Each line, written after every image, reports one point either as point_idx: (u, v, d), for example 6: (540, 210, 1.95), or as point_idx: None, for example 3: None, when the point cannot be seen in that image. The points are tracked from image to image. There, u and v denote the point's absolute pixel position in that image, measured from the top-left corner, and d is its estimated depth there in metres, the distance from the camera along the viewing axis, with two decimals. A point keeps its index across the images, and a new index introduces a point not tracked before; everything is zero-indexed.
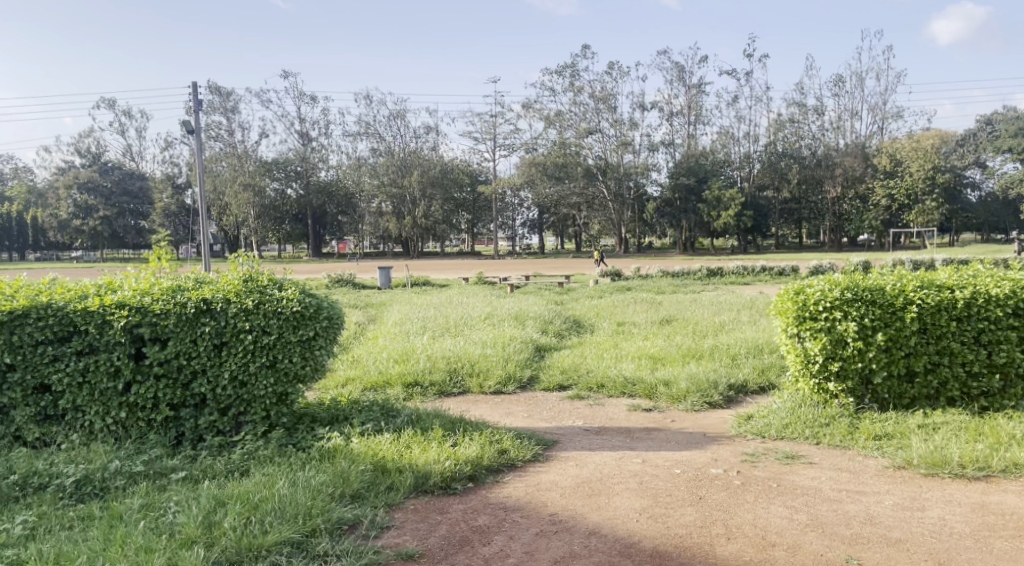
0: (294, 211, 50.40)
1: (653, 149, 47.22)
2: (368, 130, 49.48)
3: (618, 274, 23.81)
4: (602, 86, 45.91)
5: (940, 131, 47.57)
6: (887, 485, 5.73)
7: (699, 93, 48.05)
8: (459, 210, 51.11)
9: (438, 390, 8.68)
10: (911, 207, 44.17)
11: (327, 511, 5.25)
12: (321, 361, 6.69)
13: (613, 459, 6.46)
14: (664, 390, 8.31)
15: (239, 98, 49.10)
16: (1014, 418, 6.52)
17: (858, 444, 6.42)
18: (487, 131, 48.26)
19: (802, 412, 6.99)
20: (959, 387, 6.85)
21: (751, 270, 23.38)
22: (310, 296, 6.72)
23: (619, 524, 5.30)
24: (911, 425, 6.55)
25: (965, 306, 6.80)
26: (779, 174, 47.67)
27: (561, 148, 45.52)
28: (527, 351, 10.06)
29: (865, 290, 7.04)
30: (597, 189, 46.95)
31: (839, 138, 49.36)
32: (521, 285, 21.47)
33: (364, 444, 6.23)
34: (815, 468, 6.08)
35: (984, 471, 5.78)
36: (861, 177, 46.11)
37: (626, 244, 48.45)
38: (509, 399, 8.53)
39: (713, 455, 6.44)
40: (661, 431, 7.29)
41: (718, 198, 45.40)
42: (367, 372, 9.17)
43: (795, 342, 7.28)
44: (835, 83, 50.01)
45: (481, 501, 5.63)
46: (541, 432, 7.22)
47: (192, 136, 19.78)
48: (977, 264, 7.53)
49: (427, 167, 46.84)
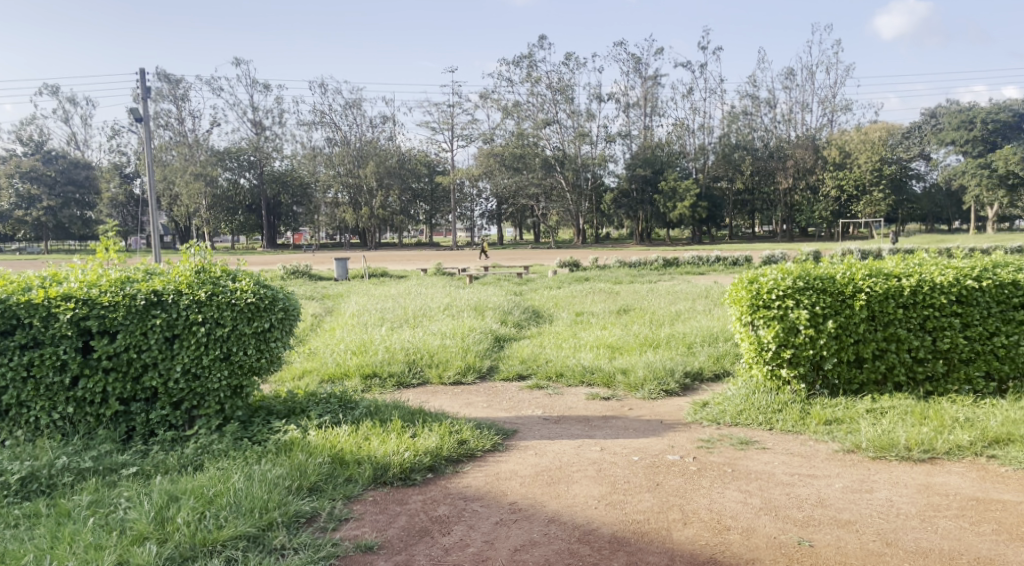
0: (247, 201, 49.46)
1: (611, 140, 47.64)
2: (323, 119, 48.94)
3: (576, 264, 23.88)
4: (559, 77, 46.16)
5: (888, 124, 48.72)
6: (837, 468, 5.87)
7: (655, 84, 48.45)
8: (417, 201, 50.99)
9: (397, 381, 8.65)
10: (859, 198, 45.17)
11: (284, 504, 5.20)
12: (276, 352, 6.62)
13: (572, 448, 6.49)
14: (623, 378, 8.42)
15: (189, 85, 48.09)
16: (958, 403, 6.70)
17: (809, 428, 6.56)
18: (444, 121, 48.15)
19: (755, 399, 7.12)
20: (905, 371, 7.03)
21: (706, 260, 23.66)
22: (265, 287, 6.66)
23: (578, 511, 5.35)
24: (860, 409, 6.71)
25: (912, 293, 6.99)
26: (733, 166, 48.21)
27: (519, 140, 45.70)
28: (485, 342, 10.05)
29: (816, 279, 7.21)
30: (556, 180, 47.05)
31: (791, 130, 50.10)
32: (481, 276, 21.45)
33: (322, 437, 6.18)
34: (769, 453, 6.20)
35: (928, 453, 5.94)
36: (811, 169, 47.02)
37: (584, 234, 48.68)
38: (468, 390, 8.52)
39: (670, 442, 6.53)
40: (619, 419, 7.38)
41: (674, 188, 45.82)
42: (323, 363, 9.10)
43: (749, 330, 7.38)
44: (786, 76, 50.69)
45: (440, 491, 5.64)
46: (501, 422, 7.25)
47: (140, 124, 19.13)
48: (922, 253, 7.70)
49: (383, 158, 46.87)
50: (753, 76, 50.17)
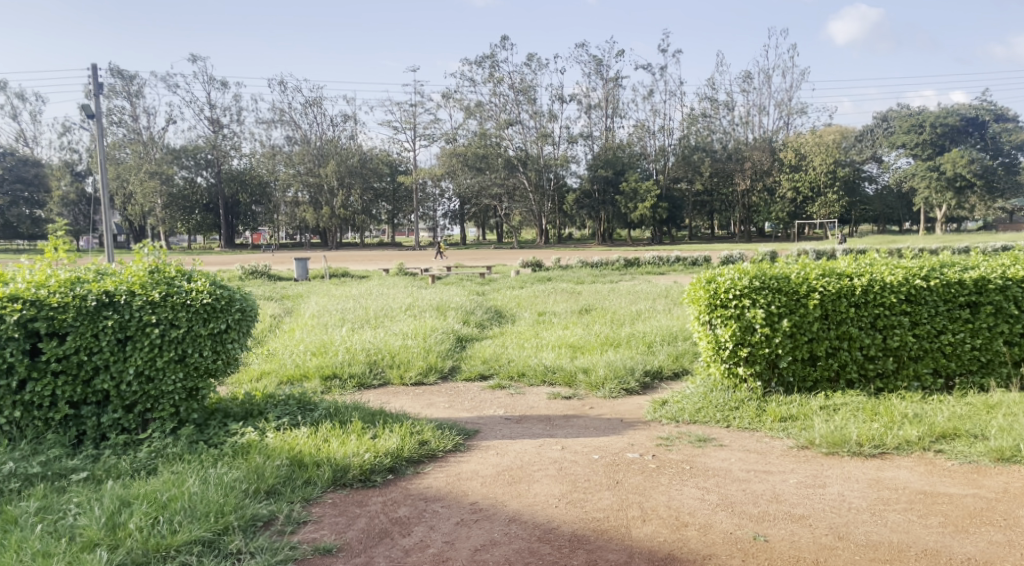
0: (204, 200, 48.59)
1: (572, 141, 47.86)
2: (282, 117, 48.38)
3: (539, 264, 23.95)
4: (522, 78, 46.26)
5: (841, 128, 49.73)
6: (791, 464, 5.99)
7: (616, 86, 48.76)
8: (379, 200, 50.65)
9: (358, 382, 8.61)
10: (814, 199, 45.98)
11: (241, 508, 5.16)
12: (233, 354, 6.56)
13: (533, 448, 6.53)
14: (584, 377, 8.48)
15: (143, 82, 47.21)
16: (907, 399, 6.87)
17: (765, 426, 6.68)
18: (406, 120, 47.92)
19: (713, 397, 7.23)
20: (857, 368, 7.18)
21: (666, 260, 23.90)
22: (222, 287, 6.60)
23: (539, 510, 5.39)
24: (814, 406, 6.84)
25: (863, 292, 7.16)
26: (692, 167, 48.72)
27: (481, 140, 45.69)
28: (448, 342, 10.05)
29: (772, 278, 7.34)
30: (518, 180, 47.08)
31: (748, 133, 50.82)
32: (443, 276, 21.39)
33: (280, 439, 6.14)
34: (725, 450, 6.31)
35: (879, 448, 6.09)
36: (767, 170, 47.74)
37: (547, 234, 48.83)
38: (430, 390, 8.52)
39: (630, 440, 6.60)
40: (580, 418, 7.44)
41: (635, 189, 46.18)
42: (282, 365, 9.02)
43: (707, 329, 7.48)
44: (744, 79, 51.37)
45: (400, 493, 5.64)
46: (462, 422, 7.26)
47: (92, 120, 18.74)
48: (874, 253, 7.89)
49: (344, 157, 46.55)
50: (712, 78, 50.77)
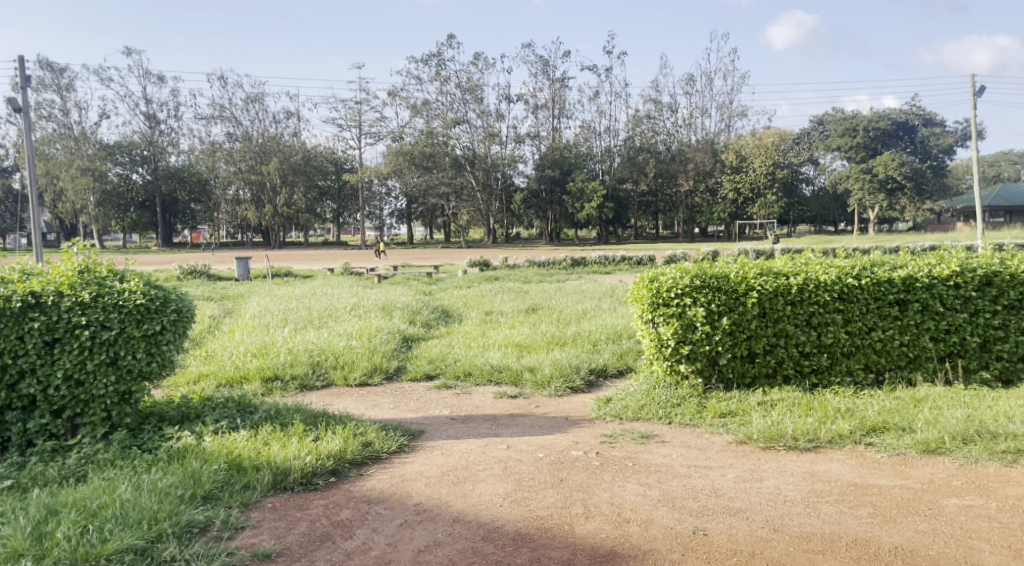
0: (140, 198, 47.29)
1: (520, 141, 48.00)
2: (222, 113, 47.49)
3: (486, 263, 23.95)
4: (468, 77, 46.21)
5: (779, 131, 50.96)
6: (730, 459, 6.11)
7: (563, 87, 49.03)
8: (323, 198, 50.07)
9: (300, 383, 8.50)
10: (754, 200, 46.92)
11: (176, 514, 5.05)
12: (168, 356, 6.41)
13: (479, 447, 6.53)
14: (529, 376, 8.52)
15: (75, 75, 45.87)
16: (840, 394, 7.06)
17: (705, 422, 6.79)
18: (351, 118, 47.44)
19: (656, 394, 7.33)
20: (793, 365, 7.36)
21: (612, 260, 24.12)
22: (156, 287, 6.45)
23: (483, 509, 5.39)
24: (751, 402, 6.99)
25: (799, 290, 7.34)
26: (637, 168, 49.25)
27: (428, 138, 45.48)
28: (393, 342, 9.99)
29: (712, 277, 7.47)
30: (466, 179, 47.03)
31: (691, 135, 51.64)
32: (389, 276, 21.24)
33: (218, 443, 6.03)
34: (668, 446, 6.39)
35: (813, 442, 6.25)
36: (710, 172, 48.63)
37: (495, 234, 48.86)
38: (374, 391, 8.46)
39: (574, 438, 6.65)
40: (525, 416, 7.47)
41: (581, 189, 46.50)
42: (221, 367, 8.85)
43: (650, 327, 7.56)
44: (687, 81, 52.20)
45: (342, 496, 5.58)
46: (407, 423, 7.23)
47: (21, 115, 18.12)
48: (809, 252, 8.09)
49: (286, 154, 45.95)
50: (656, 80, 51.43)
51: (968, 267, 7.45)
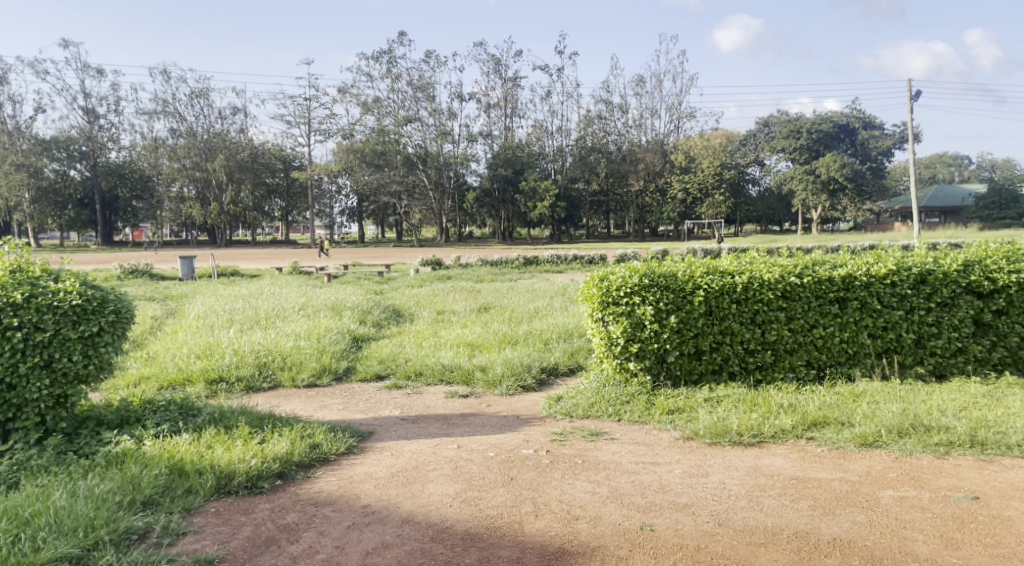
0: (79, 195, 46.02)
1: (472, 140, 47.94)
2: (165, 108, 46.52)
3: (438, 262, 23.87)
4: (419, 75, 45.98)
5: (727, 132, 51.82)
6: (677, 455, 6.17)
7: (515, 86, 49.11)
8: (271, 195, 49.31)
9: (246, 385, 8.36)
10: (703, 200, 47.57)
11: (113, 521, 4.91)
12: (107, 358, 6.25)
13: (429, 447, 6.49)
14: (481, 375, 8.50)
15: (9, 68, 44.46)
16: (784, 390, 7.19)
17: (653, 418, 6.85)
18: (300, 114, 46.85)
19: (606, 391, 7.37)
20: (738, 361, 7.48)
21: (564, 259, 24.24)
22: (93, 288, 6.28)
23: (433, 510, 5.36)
24: (698, 399, 7.08)
25: (743, 289, 7.46)
26: (589, 168, 49.60)
27: (380, 136, 45.12)
28: (343, 343, 9.88)
29: (660, 276, 7.54)
30: (418, 178, 46.77)
31: (642, 135, 52.14)
32: (339, 275, 21.03)
33: (159, 447, 5.89)
34: (617, 443, 6.44)
35: (757, 437, 6.35)
36: (660, 172, 49.17)
37: (447, 232, 48.70)
38: (323, 392, 8.36)
39: (525, 437, 6.66)
40: (477, 416, 7.45)
41: (534, 188, 46.60)
42: (164, 369, 8.66)
43: (600, 326, 7.60)
44: (637, 82, 52.72)
45: (289, 499, 5.50)
46: (356, 424, 7.15)
47: None
48: (754, 252, 8.22)
49: (233, 151, 45.21)
50: (607, 81, 51.83)
51: (904, 266, 7.64)
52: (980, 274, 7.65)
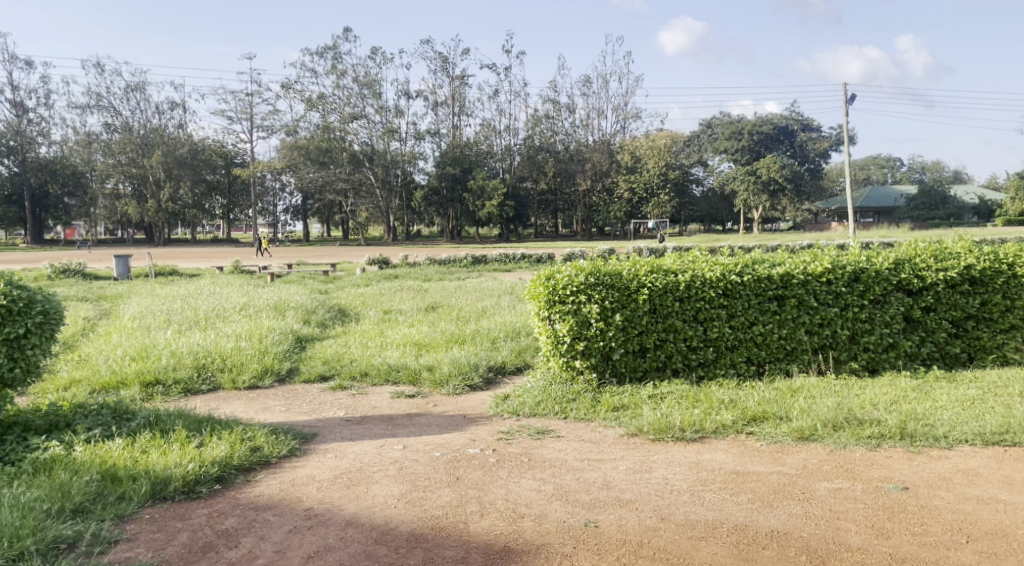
0: (7, 191, 44.41)
1: (419, 138, 47.63)
2: (99, 102, 45.24)
3: (385, 261, 23.67)
4: (365, 71, 45.50)
5: (671, 133, 52.53)
6: (621, 451, 6.19)
7: (463, 84, 48.97)
8: (212, 193, 48.15)
9: (184, 388, 8.14)
10: (648, 200, 48.03)
11: (40, 530, 4.72)
12: (34, 361, 6.01)
13: (373, 448, 6.41)
14: (427, 375, 8.42)
15: None
16: (725, 386, 7.29)
17: (599, 415, 6.86)
18: (242, 110, 45.98)
19: (552, 389, 7.36)
20: (681, 358, 7.55)
21: (512, 258, 24.24)
22: (19, 288, 6.04)
23: (376, 511, 5.28)
24: (643, 396, 7.13)
25: (686, 287, 7.53)
26: (537, 167, 49.72)
27: (324, 132, 44.79)
28: (286, 343, 9.71)
29: (606, 274, 7.57)
30: (364, 175, 46.28)
31: (589, 135, 52.44)
32: (283, 275, 20.67)
33: (90, 452, 5.69)
34: (562, 441, 6.44)
35: (699, 432, 6.41)
36: (607, 172, 49.54)
37: (394, 231, 48.39)
38: (265, 394, 8.19)
39: (471, 436, 6.61)
40: (423, 416, 7.38)
41: (482, 187, 46.48)
42: (97, 372, 8.38)
43: (546, 324, 7.59)
44: (584, 83, 53.02)
45: (228, 503, 5.36)
46: (298, 426, 7.02)
47: None
48: (697, 251, 8.32)
49: (171, 147, 44.19)
50: (554, 81, 52.01)
51: (839, 264, 7.81)
52: (910, 272, 7.86)
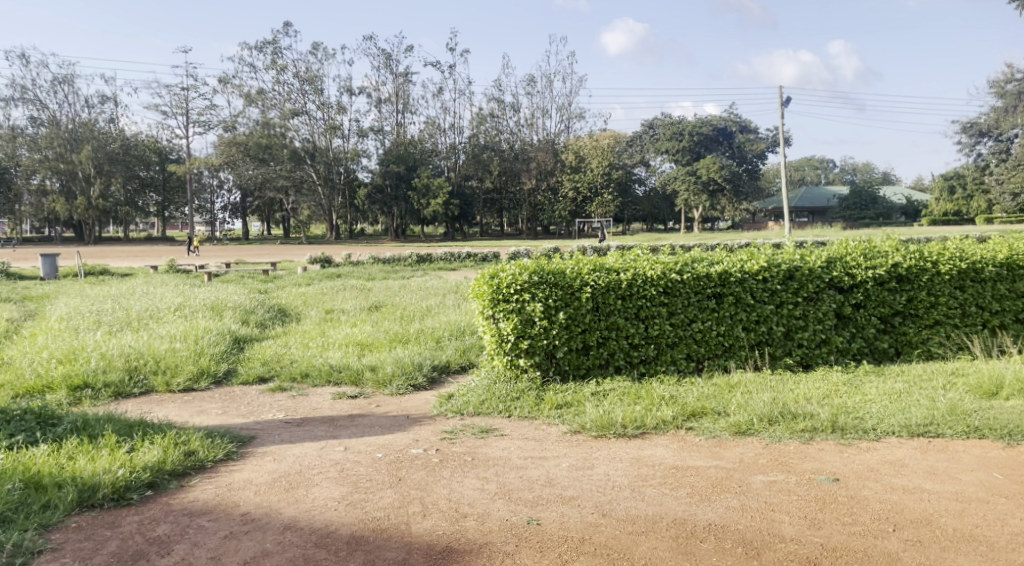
0: None
1: (362, 135, 47.15)
2: (24, 95, 43.66)
3: (328, 260, 23.35)
4: (306, 67, 44.85)
5: (614, 133, 53.05)
6: (564, 449, 6.18)
7: (406, 82, 48.65)
8: (146, 190, 46.60)
9: (115, 391, 7.87)
10: (592, 199, 48.38)
11: None
12: None
13: (313, 450, 6.28)
14: (370, 375, 8.29)
15: None
16: (666, 382, 7.35)
17: (542, 413, 6.84)
18: (177, 105, 44.89)
19: (496, 388, 7.31)
20: (623, 356, 7.59)
21: (457, 256, 24.14)
22: None
23: (316, 514, 5.17)
24: (586, 393, 7.14)
25: (628, 285, 7.58)
26: (482, 165, 49.69)
27: (264, 129, 44.03)
28: (223, 344, 9.47)
29: (549, 273, 7.57)
30: (305, 173, 45.56)
31: (533, 134, 52.56)
32: (221, 274, 20.21)
33: (12, 460, 5.45)
34: (505, 439, 6.40)
35: (640, 429, 6.45)
36: (551, 171, 49.76)
37: (337, 229, 47.80)
38: (201, 396, 7.97)
39: (414, 436, 6.53)
40: (365, 416, 7.26)
41: (426, 186, 46.20)
42: (21, 376, 8.05)
43: (490, 323, 7.53)
44: (529, 82, 53.18)
45: (160, 510, 5.18)
46: (236, 429, 6.84)
47: None
48: (638, 249, 8.37)
49: (102, 143, 42.94)
50: (499, 80, 51.96)
51: (775, 262, 7.94)
52: (841, 270, 8.05)
